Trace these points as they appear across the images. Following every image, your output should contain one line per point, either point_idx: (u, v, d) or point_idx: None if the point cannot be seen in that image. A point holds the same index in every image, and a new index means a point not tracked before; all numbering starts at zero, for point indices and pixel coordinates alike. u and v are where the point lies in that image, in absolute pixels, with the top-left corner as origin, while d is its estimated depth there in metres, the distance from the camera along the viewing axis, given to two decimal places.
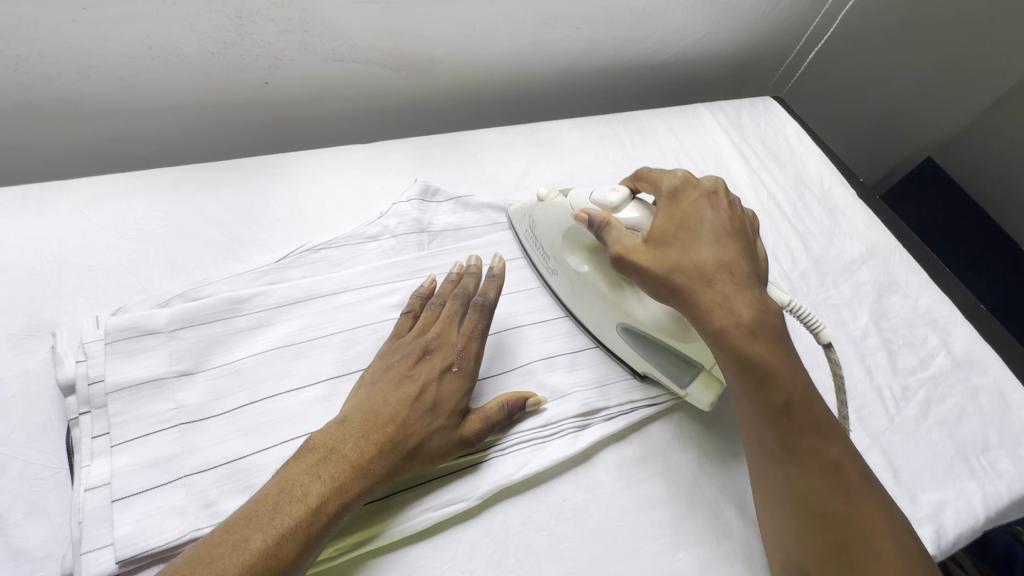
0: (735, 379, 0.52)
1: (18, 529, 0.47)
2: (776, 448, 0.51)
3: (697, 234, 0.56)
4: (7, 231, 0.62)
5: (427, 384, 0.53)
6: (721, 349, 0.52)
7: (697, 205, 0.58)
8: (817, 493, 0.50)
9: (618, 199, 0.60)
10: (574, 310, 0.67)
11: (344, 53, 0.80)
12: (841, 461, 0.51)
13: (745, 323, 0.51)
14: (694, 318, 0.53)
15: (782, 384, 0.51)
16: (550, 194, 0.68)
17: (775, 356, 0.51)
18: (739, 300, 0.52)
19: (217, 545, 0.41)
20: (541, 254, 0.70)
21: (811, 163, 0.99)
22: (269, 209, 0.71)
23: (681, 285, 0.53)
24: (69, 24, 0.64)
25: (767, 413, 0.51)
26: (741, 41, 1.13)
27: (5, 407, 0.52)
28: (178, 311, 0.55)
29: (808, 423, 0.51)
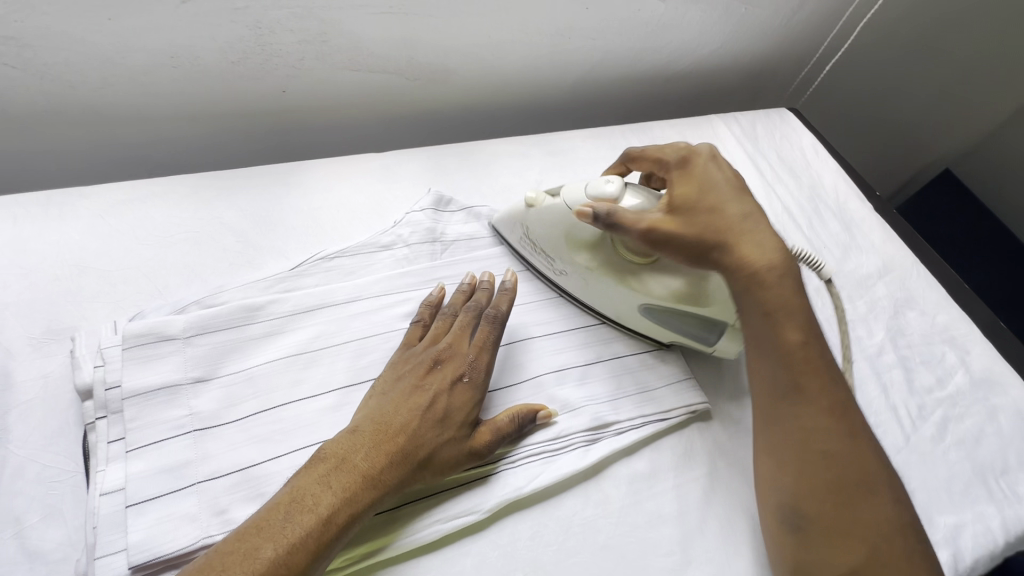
0: (759, 320, 0.56)
1: (34, 532, 0.48)
2: (790, 388, 0.54)
3: (718, 191, 0.59)
4: (30, 236, 0.64)
5: (438, 394, 0.53)
6: (749, 291, 0.56)
7: (713, 165, 0.61)
8: (822, 431, 0.53)
9: (615, 189, 0.61)
10: (590, 302, 0.69)
11: (361, 63, 0.81)
12: (844, 406, 0.55)
13: (772, 266, 0.56)
14: (724, 265, 0.57)
15: (802, 323, 0.55)
16: (538, 199, 0.68)
17: (795, 298, 0.56)
18: (765, 244, 0.57)
19: (229, 553, 0.41)
20: (543, 258, 0.70)
21: (827, 176, 0.99)
22: (284, 217, 0.72)
23: (713, 237, 0.57)
24: (94, 34, 0.65)
25: (786, 355, 0.55)
26: (756, 52, 1.12)
27: (25, 410, 0.53)
28: (195, 318, 0.56)
29: (820, 365, 0.55)
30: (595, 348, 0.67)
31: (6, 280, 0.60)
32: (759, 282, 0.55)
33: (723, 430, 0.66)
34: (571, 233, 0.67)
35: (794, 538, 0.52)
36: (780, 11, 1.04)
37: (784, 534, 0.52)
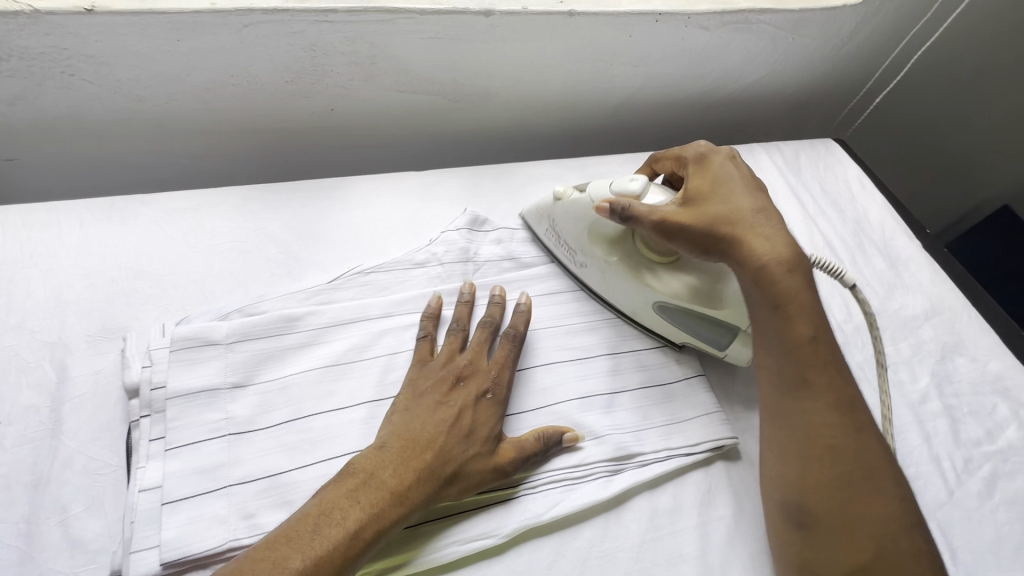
0: (767, 314, 0.56)
1: (77, 521, 0.50)
2: (797, 382, 0.54)
3: (732, 187, 0.61)
4: (95, 239, 0.68)
5: (463, 409, 0.54)
6: (759, 286, 0.56)
7: (726, 165, 0.63)
8: (829, 427, 0.52)
9: (640, 186, 0.62)
10: (607, 297, 0.70)
11: (406, 85, 0.84)
12: (851, 403, 0.54)
13: (784, 260, 0.56)
14: (734, 259, 0.58)
15: (811, 317, 0.55)
16: (566, 193, 0.71)
17: (806, 293, 0.56)
18: (777, 236, 0.58)
19: (257, 560, 0.42)
20: (567, 251, 0.72)
21: (873, 211, 0.95)
22: (324, 230, 0.74)
23: (723, 230, 0.58)
24: (164, 54, 0.70)
25: (796, 347, 0.54)
26: (803, 81, 1.10)
27: (76, 405, 0.56)
28: (238, 325, 0.59)
29: (829, 360, 0.55)
30: (622, 376, 0.66)
31: (69, 279, 0.65)
32: (769, 276, 0.56)
33: (751, 470, 0.63)
34: (593, 228, 0.69)
35: (797, 535, 0.52)
36: (830, 41, 1.02)
37: (790, 529, 0.52)
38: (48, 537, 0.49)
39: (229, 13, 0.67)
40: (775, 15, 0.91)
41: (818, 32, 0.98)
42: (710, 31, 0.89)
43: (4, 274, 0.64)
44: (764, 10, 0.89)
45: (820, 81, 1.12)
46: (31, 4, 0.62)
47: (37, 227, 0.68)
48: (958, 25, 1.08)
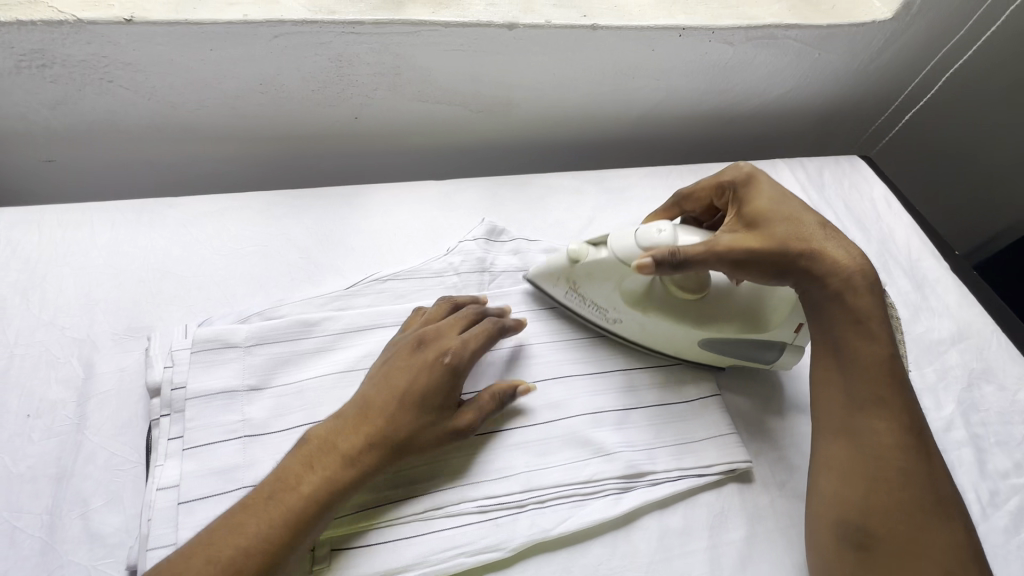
0: (844, 332, 0.56)
1: (97, 515, 0.52)
2: (872, 400, 0.53)
3: (793, 202, 0.60)
4: (125, 239, 0.70)
5: (415, 374, 0.54)
6: (841, 300, 0.56)
7: (777, 181, 0.62)
8: (901, 448, 0.52)
9: (669, 237, 0.58)
10: (648, 343, 0.67)
11: (429, 95, 0.85)
12: (921, 425, 0.54)
13: (863, 273, 0.56)
14: (816, 275, 0.56)
15: (889, 332, 0.55)
16: (581, 252, 0.63)
17: (882, 306, 0.56)
18: (850, 248, 0.58)
19: (217, 530, 0.45)
20: (596, 310, 0.66)
21: (900, 231, 0.93)
22: (344, 237, 0.76)
23: (800, 248, 0.56)
24: (197, 63, 0.72)
25: (871, 365, 0.54)
26: (830, 97, 1.08)
27: (101, 400, 0.58)
28: (256, 329, 0.60)
29: (903, 379, 0.54)
30: (635, 392, 0.65)
31: (100, 278, 0.67)
32: (852, 288, 0.56)
33: (766, 493, 0.62)
34: (622, 286, 0.62)
35: (856, 556, 0.50)
36: (858, 58, 1.00)
37: (846, 551, 0.50)
38: (69, 530, 0.51)
39: (260, 24, 0.69)
40: (802, 31, 0.90)
41: (846, 49, 0.96)
42: (734, 46, 0.89)
43: (39, 271, 0.66)
44: (789, 26, 0.88)
45: (847, 97, 1.10)
46: (76, 15, 0.65)
47: (71, 226, 0.70)
48: (994, 40, 1.02)
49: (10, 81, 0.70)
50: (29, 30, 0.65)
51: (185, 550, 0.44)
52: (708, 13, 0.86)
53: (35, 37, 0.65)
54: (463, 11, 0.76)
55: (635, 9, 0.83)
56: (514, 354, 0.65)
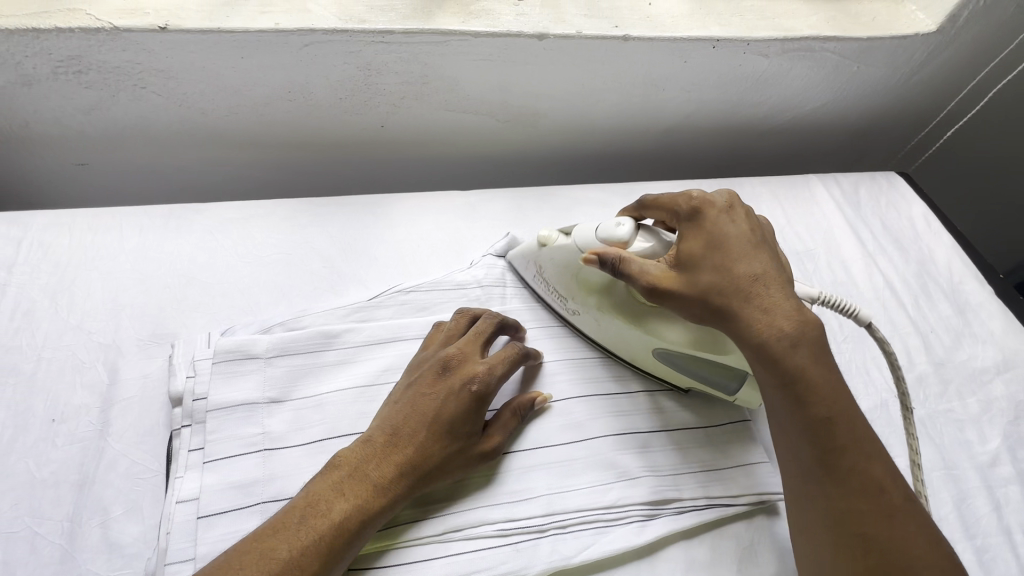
0: (777, 394, 0.50)
1: (117, 524, 0.52)
2: (814, 468, 0.48)
3: (728, 250, 0.53)
4: (152, 245, 0.71)
5: (442, 402, 0.53)
6: (763, 362, 0.50)
7: (722, 221, 0.55)
8: (858, 516, 0.47)
9: (627, 232, 0.56)
10: (606, 344, 0.65)
11: (457, 104, 0.84)
12: (881, 483, 0.48)
13: (788, 336, 0.49)
14: (733, 333, 0.51)
15: (826, 397, 0.49)
16: (550, 237, 0.65)
17: (817, 370, 0.49)
18: (781, 308, 0.51)
19: (247, 552, 0.44)
20: (558, 298, 0.66)
21: (940, 251, 0.88)
22: (368, 247, 0.75)
23: (717, 302, 0.51)
24: (228, 70, 0.73)
25: (807, 431, 0.48)
26: (867, 111, 1.04)
27: (124, 407, 0.58)
28: (278, 340, 0.60)
29: (852, 440, 0.48)
30: (661, 415, 0.63)
31: (126, 283, 0.67)
32: (777, 351, 0.49)
33: None
34: (582, 276, 0.62)
35: None
36: (898, 71, 0.96)
37: None
38: (88, 538, 0.51)
39: (291, 32, 0.69)
40: (841, 43, 0.87)
41: (887, 62, 0.93)
42: (769, 58, 0.86)
43: (69, 275, 0.67)
44: (828, 38, 0.85)
45: (885, 111, 1.06)
46: (112, 22, 0.65)
47: (102, 230, 0.71)
48: None
49: (47, 86, 0.71)
50: (67, 37, 0.65)
51: (213, 572, 0.42)
52: (744, 23, 0.83)
53: (72, 43, 0.66)
54: (493, 20, 0.75)
55: (668, 19, 0.81)
56: (529, 371, 0.63)
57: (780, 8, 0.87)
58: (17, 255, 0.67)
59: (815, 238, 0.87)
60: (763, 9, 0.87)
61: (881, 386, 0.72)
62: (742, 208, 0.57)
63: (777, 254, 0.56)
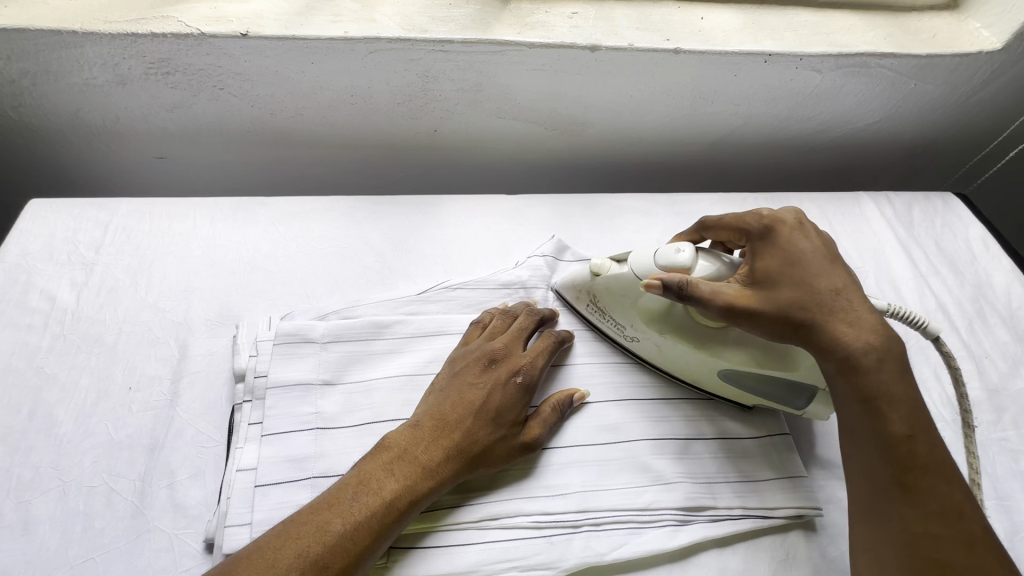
0: (856, 410, 0.49)
1: (181, 487, 0.56)
2: (894, 488, 0.48)
3: (807, 265, 0.53)
4: (220, 233, 0.76)
5: (492, 390, 0.57)
6: (847, 376, 0.50)
7: (796, 236, 0.55)
8: (936, 540, 0.46)
9: (689, 258, 0.55)
10: (664, 367, 0.64)
11: (507, 111, 0.87)
12: (959, 507, 0.47)
13: (874, 349, 0.50)
14: (816, 347, 0.51)
15: (908, 414, 0.48)
16: (602, 266, 0.64)
17: (901, 386, 0.49)
18: (863, 322, 0.51)
19: (303, 524, 0.47)
20: (613, 324, 0.66)
21: (999, 275, 0.85)
22: (417, 244, 0.79)
23: (799, 316, 0.51)
24: (298, 74, 0.78)
25: (888, 448, 0.48)
26: (924, 130, 1.02)
27: (191, 380, 0.63)
28: (333, 326, 0.63)
29: (932, 460, 0.48)
30: (700, 423, 0.63)
31: (197, 267, 0.73)
32: (864, 364, 0.49)
33: (835, 545, 0.58)
34: (640, 302, 0.61)
35: None
36: (958, 90, 0.94)
37: None
38: (156, 498, 0.55)
39: (358, 41, 0.74)
40: (898, 60, 0.86)
41: (946, 79, 0.91)
42: (822, 73, 0.86)
43: (148, 257, 0.73)
44: (884, 55, 0.84)
45: (943, 132, 1.03)
46: (200, 29, 0.71)
47: (177, 218, 0.77)
48: None
49: (138, 86, 0.78)
50: (159, 41, 0.72)
51: (272, 541, 0.46)
52: (798, 38, 0.83)
53: (163, 47, 0.73)
54: (547, 32, 0.78)
55: (720, 33, 0.82)
56: (557, 370, 0.65)
57: (835, 24, 0.87)
58: (104, 237, 0.74)
59: (864, 256, 0.86)
60: (818, 25, 0.86)
61: (930, 410, 0.70)
62: (813, 225, 0.57)
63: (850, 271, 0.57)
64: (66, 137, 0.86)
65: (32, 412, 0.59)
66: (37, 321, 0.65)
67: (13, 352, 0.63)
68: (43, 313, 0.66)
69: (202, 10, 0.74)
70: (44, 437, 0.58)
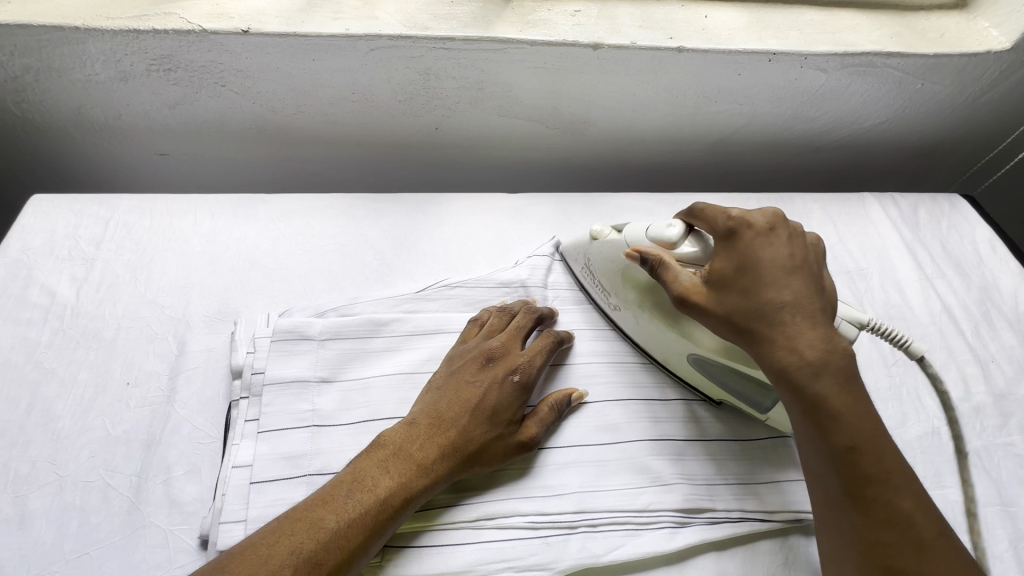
0: (800, 420, 0.49)
1: (177, 483, 0.56)
2: (841, 495, 0.46)
3: (760, 274, 0.52)
4: (221, 230, 0.76)
5: (489, 389, 0.56)
6: (786, 386, 0.49)
7: (758, 243, 0.53)
8: (887, 549, 0.44)
9: (677, 233, 0.57)
10: (642, 342, 0.65)
11: (509, 110, 0.87)
12: (911, 515, 0.45)
13: (807, 365, 0.48)
14: (754, 355, 0.51)
15: (852, 424, 0.47)
16: (602, 232, 0.65)
17: (841, 399, 0.47)
18: (806, 336, 0.49)
19: (297, 520, 0.46)
20: (603, 292, 0.67)
21: (1005, 278, 0.83)
22: (417, 242, 0.78)
23: (741, 324, 0.51)
24: (299, 72, 0.78)
25: (833, 457, 0.47)
26: (931, 131, 1.00)
27: (189, 376, 0.63)
28: (331, 324, 0.63)
29: (880, 469, 0.46)
30: (699, 424, 0.62)
31: (197, 264, 0.73)
32: (802, 374, 0.48)
33: None
34: (629, 275, 0.62)
35: None
36: (966, 90, 0.92)
37: None
38: (152, 494, 0.55)
39: (360, 38, 0.74)
40: (905, 59, 0.85)
41: (953, 80, 0.90)
42: (827, 72, 0.85)
43: (148, 253, 0.73)
44: (891, 54, 0.83)
45: (950, 133, 1.01)
46: (202, 26, 0.71)
47: (178, 214, 0.77)
48: None
49: (140, 82, 0.78)
50: (162, 37, 0.72)
51: (266, 537, 0.45)
52: (803, 37, 0.83)
53: (165, 43, 0.73)
54: (550, 30, 0.77)
55: (724, 32, 0.82)
56: (555, 369, 0.64)
57: (841, 23, 0.86)
58: (105, 233, 0.74)
59: (868, 257, 0.85)
60: (824, 24, 0.86)
61: (933, 414, 0.69)
62: (784, 230, 0.55)
63: (821, 280, 0.54)
64: (69, 133, 0.86)
65: (30, 406, 0.59)
66: (37, 316, 0.66)
67: (13, 346, 0.63)
68: (44, 308, 0.66)
69: (204, 6, 0.73)
70: (42, 431, 0.58)
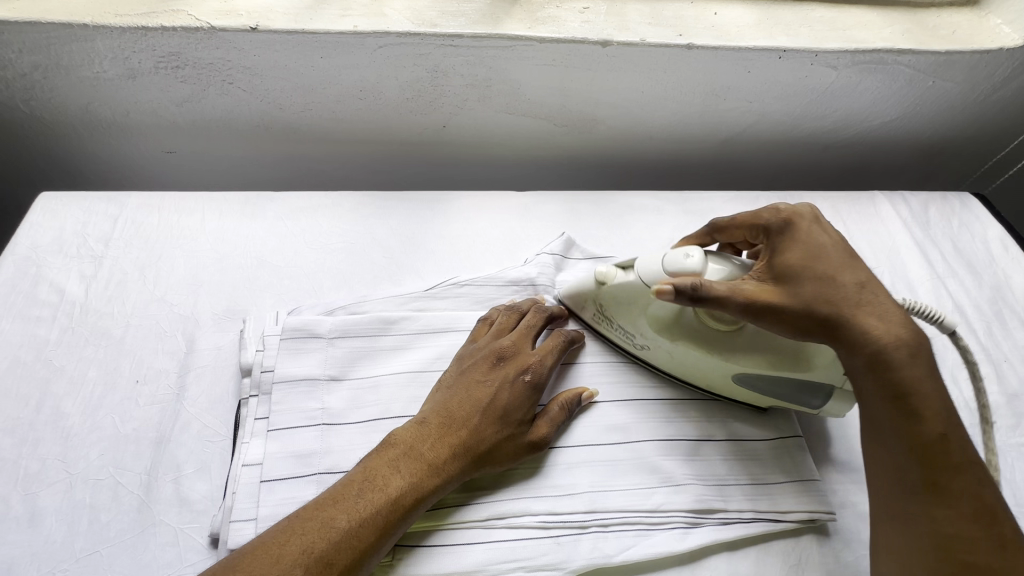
0: (886, 409, 0.48)
1: (188, 481, 0.56)
2: (922, 488, 0.47)
3: (830, 259, 0.52)
4: (229, 228, 0.76)
5: (500, 389, 0.56)
6: (876, 371, 0.49)
7: (816, 230, 0.54)
8: (969, 543, 0.45)
9: (701, 263, 0.53)
10: (676, 372, 0.62)
11: (516, 107, 0.86)
12: (989, 508, 0.47)
13: (903, 343, 0.49)
14: (844, 343, 0.50)
15: (939, 408, 0.48)
16: (607, 275, 0.60)
17: (930, 378, 0.48)
18: (890, 314, 0.50)
19: (307, 520, 0.46)
20: (623, 332, 0.62)
21: (1018, 277, 0.83)
22: (425, 240, 0.78)
23: (827, 311, 0.50)
24: (307, 69, 0.78)
25: (923, 447, 0.47)
26: (941, 128, 0.99)
27: (199, 373, 0.63)
28: (341, 322, 0.63)
29: (962, 461, 0.47)
30: (711, 424, 0.62)
31: (205, 262, 0.73)
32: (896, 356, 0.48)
33: (848, 551, 0.57)
34: (650, 309, 0.58)
35: None
36: (977, 87, 0.91)
37: None
38: (162, 492, 0.55)
39: (368, 35, 0.73)
40: (916, 56, 0.84)
41: (965, 76, 0.89)
42: (838, 69, 0.84)
43: (156, 251, 0.73)
44: (902, 51, 0.83)
45: (962, 130, 1.00)
46: (210, 23, 0.71)
47: (186, 212, 0.77)
48: None
49: (149, 79, 0.78)
50: (170, 34, 0.72)
51: (277, 536, 0.45)
52: (813, 34, 0.82)
53: (174, 41, 0.73)
54: (558, 27, 0.77)
55: (734, 29, 0.81)
56: (564, 369, 0.64)
57: (852, 20, 0.85)
58: (113, 231, 0.74)
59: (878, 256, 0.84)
60: (834, 20, 0.85)
61: None
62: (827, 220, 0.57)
63: None
64: (77, 130, 0.86)
65: (41, 404, 0.59)
66: (46, 314, 0.65)
67: (23, 343, 0.63)
68: (53, 305, 0.66)
69: (212, 3, 0.73)
70: (51, 429, 0.58)
